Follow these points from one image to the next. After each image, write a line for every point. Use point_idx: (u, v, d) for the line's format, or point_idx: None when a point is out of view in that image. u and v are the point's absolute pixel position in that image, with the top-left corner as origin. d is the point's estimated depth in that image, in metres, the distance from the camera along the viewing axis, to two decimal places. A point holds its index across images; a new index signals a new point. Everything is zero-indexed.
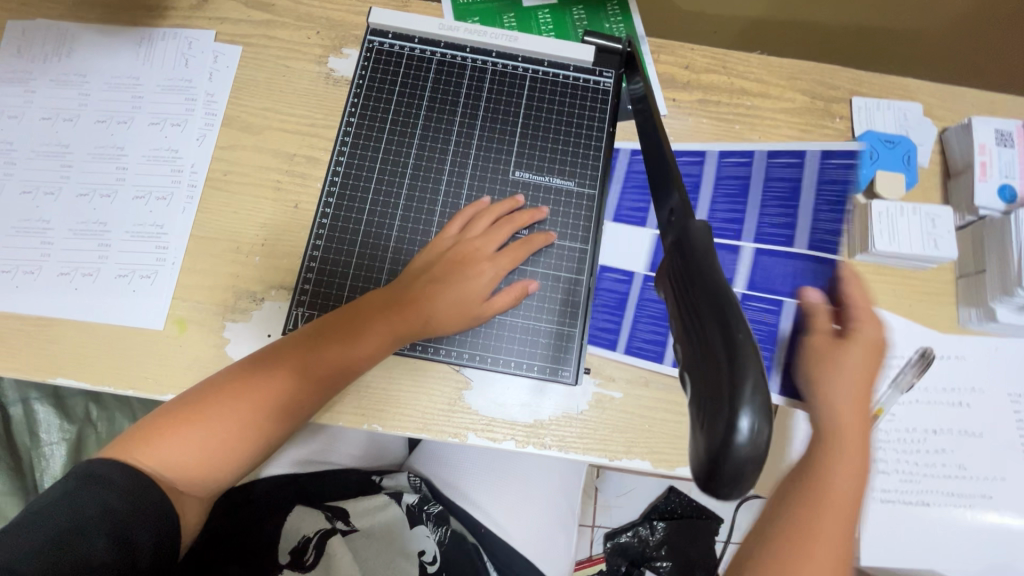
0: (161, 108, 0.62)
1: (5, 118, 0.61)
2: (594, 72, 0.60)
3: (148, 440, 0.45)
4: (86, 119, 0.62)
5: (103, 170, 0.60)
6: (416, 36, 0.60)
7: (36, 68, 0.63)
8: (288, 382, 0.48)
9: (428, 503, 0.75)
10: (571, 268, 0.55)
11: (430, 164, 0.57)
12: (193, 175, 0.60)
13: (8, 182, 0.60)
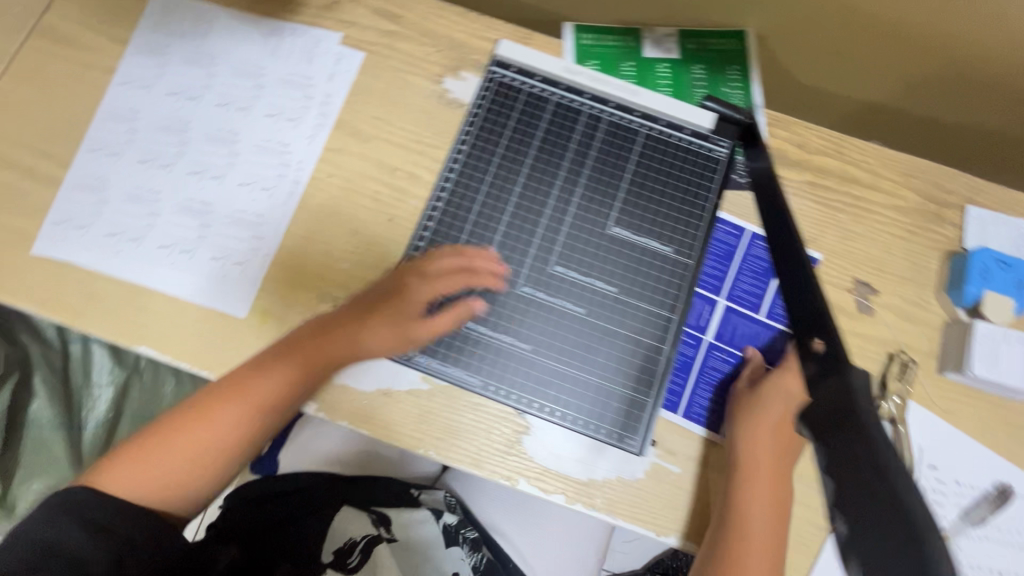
0: (280, 102, 0.64)
1: (137, 87, 0.64)
2: (709, 139, 0.59)
3: (114, 464, 0.49)
4: (209, 100, 0.64)
5: (217, 152, 0.62)
6: (539, 74, 0.60)
7: (172, 43, 0.65)
8: (254, 415, 0.52)
9: (465, 527, 0.75)
10: (655, 335, 0.54)
11: (531, 204, 0.57)
12: (299, 172, 0.62)
13: (129, 149, 0.62)
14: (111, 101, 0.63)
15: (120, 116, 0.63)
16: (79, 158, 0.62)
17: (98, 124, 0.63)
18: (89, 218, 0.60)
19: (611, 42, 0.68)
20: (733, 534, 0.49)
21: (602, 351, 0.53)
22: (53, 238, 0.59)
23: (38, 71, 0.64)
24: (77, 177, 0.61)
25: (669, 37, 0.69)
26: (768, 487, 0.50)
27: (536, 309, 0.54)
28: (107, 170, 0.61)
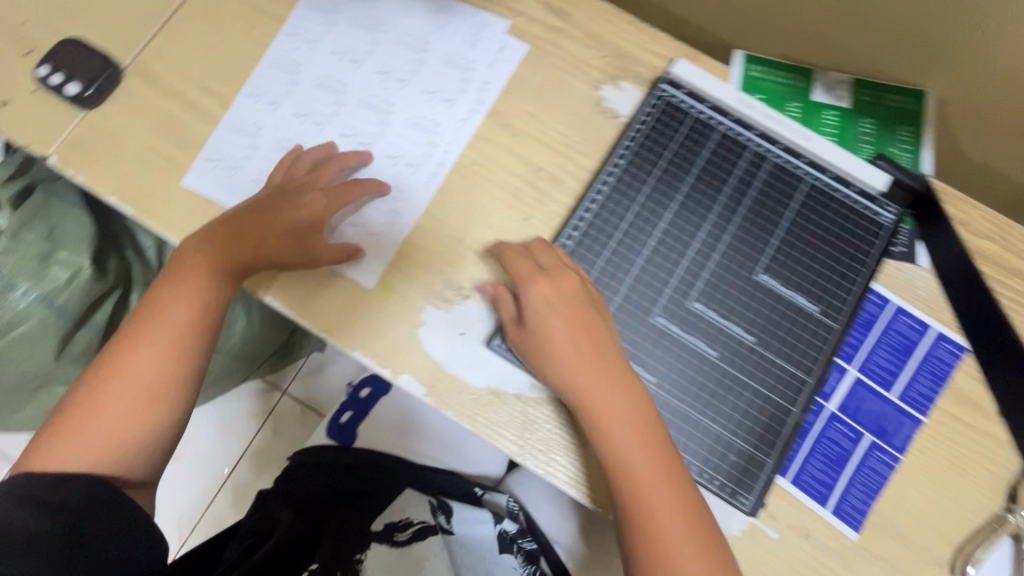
0: (437, 80, 0.64)
1: (304, 40, 0.65)
2: (877, 202, 0.56)
3: (57, 441, 0.52)
4: (370, 67, 0.64)
5: (368, 120, 0.63)
6: (710, 100, 0.58)
7: (344, 4, 0.66)
8: (157, 342, 0.55)
9: (524, 537, 0.71)
10: (786, 395, 0.51)
11: (680, 233, 0.55)
12: (444, 155, 0.61)
13: (286, 101, 0.63)
14: (276, 49, 0.64)
15: (283, 65, 0.64)
16: (238, 100, 0.63)
17: (261, 69, 0.64)
18: (240, 160, 0.62)
19: (781, 78, 0.65)
20: (643, 538, 0.46)
21: (729, 401, 0.51)
22: (202, 172, 0.61)
23: (213, 7, 0.65)
24: (233, 117, 0.62)
25: (841, 83, 0.66)
26: (659, 480, 0.47)
27: (668, 342, 0.52)
28: (263, 116, 0.63)
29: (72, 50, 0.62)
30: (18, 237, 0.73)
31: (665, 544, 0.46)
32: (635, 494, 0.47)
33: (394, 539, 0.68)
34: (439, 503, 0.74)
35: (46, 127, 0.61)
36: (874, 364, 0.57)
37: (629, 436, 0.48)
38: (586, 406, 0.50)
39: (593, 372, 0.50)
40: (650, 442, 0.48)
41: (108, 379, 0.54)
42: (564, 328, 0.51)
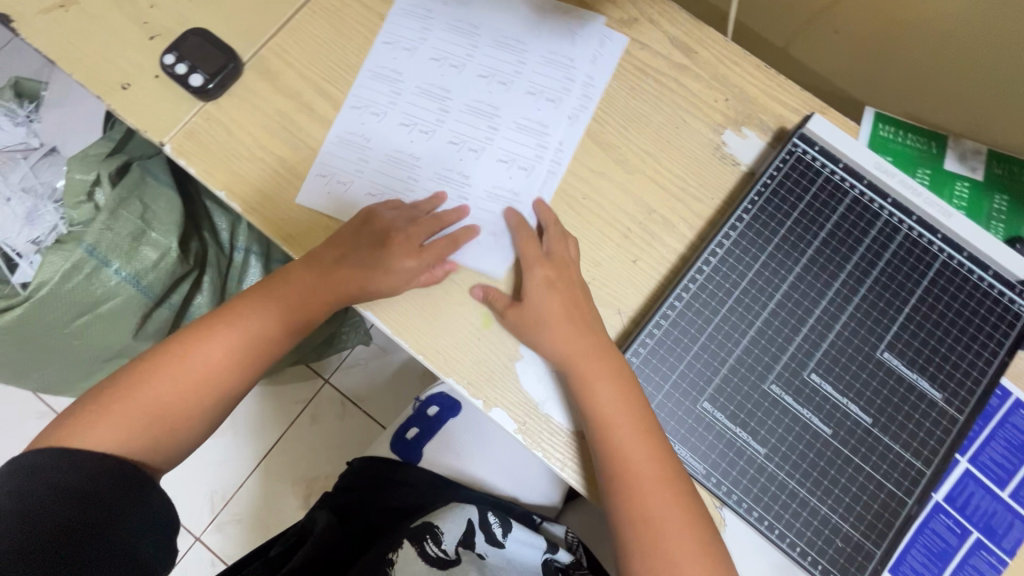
0: (540, 80, 0.62)
1: (401, 49, 0.63)
2: (1014, 289, 0.53)
3: (101, 419, 0.51)
4: (471, 70, 0.63)
5: (475, 125, 0.61)
6: (843, 160, 0.55)
7: (438, 7, 0.64)
8: (229, 349, 0.55)
9: (578, 569, 0.65)
10: (900, 484, 0.49)
11: (801, 299, 0.52)
12: (559, 154, 0.60)
13: (390, 111, 0.62)
14: (374, 59, 0.63)
15: (384, 76, 0.63)
16: (342, 113, 0.62)
17: (362, 79, 0.63)
18: (352, 175, 0.60)
19: (911, 142, 0.63)
20: (645, 540, 0.48)
21: (840, 483, 0.49)
22: (314, 189, 0.60)
23: (335, 9, 0.64)
24: (338, 132, 0.61)
25: (977, 153, 0.63)
26: (655, 481, 0.48)
27: (780, 412, 0.50)
28: (370, 129, 0.61)
29: (195, 38, 0.62)
30: (115, 215, 0.71)
31: (662, 539, 0.48)
32: (647, 496, 0.48)
33: (423, 549, 0.59)
34: (498, 514, 0.66)
35: (164, 114, 0.61)
36: (987, 460, 0.54)
37: (637, 431, 0.49)
38: (585, 392, 0.51)
39: (598, 358, 0.52)
40: (656, 447, 0.49)
41: (164, 372, 0.53)
42: (569, 312, 0.54)
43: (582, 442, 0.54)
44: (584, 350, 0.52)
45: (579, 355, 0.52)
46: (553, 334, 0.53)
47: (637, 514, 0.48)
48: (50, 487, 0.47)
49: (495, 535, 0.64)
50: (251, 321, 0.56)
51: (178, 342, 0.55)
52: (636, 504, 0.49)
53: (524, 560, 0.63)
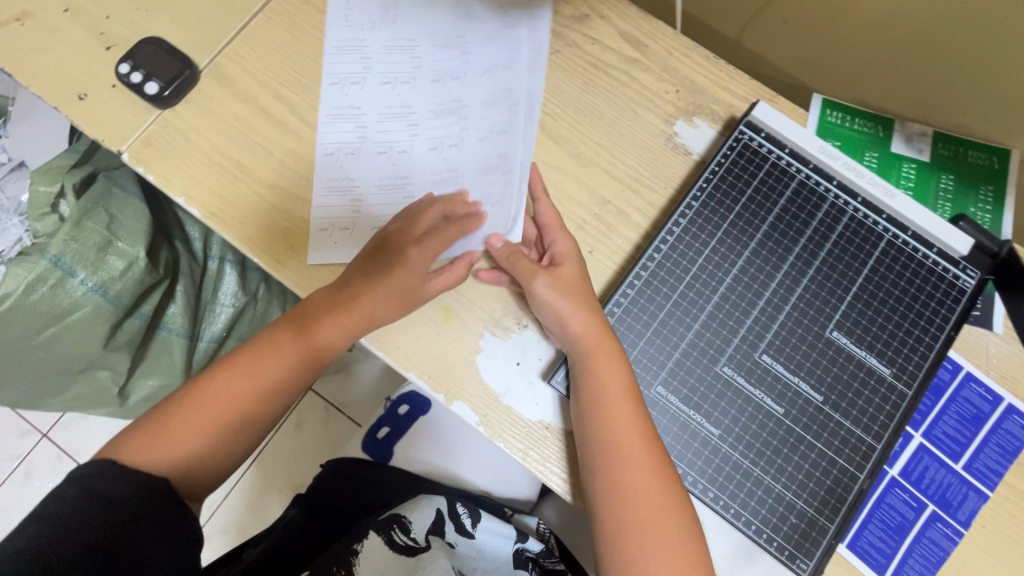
0: (490, 59, 0.62)
1: (350, 84, 0.63)
2: (958, 265, 0.54)
3: (139, 440, 0.52)
4: (423, 79, 0.62)
5: (447, 124, 0.61)
6: (789, 146, 0.57)
7: (367, 35, 0.64)
8: (250, 377, 0.55)
9: (548, 558, 0.66)
10: (851, 460, 0.50)
11: (752, 282, 0.53)
12: (528, 104, 0.62)
13: (363, 144, 0.61)
14: (327, 104, 0.62)
15: (343, 115, 0.62)
16: (318, 165, 0.61)
17: (324, 125, 0.62)
18: (351, 218, 0.60)
19: (859, 126, 0.64)
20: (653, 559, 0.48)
21: (793, 461, 0.50)
22: (326, 243, 0.59)
23: (290, 14, 0.65)
24: (321, 184, 0.60)
25: (921, 135, 0.65)
26: (648, 466, 0.49)
27: (733, 394, 0.51)
28: (349, 169, 0.61)
29: (151, 48, 0.62)
30: (80, 225, 0.71)
31: (646, 523, 0.49)
32: (631, 479, 0.49)
33: (393, 538, 0.61)
34: (467, 505, 0.68)
35: (120, 122, 0.61)
36: (941, 434, 0.55)
37: (631, 415, 0.50)
38: (592, 379, 0.50)
39: (607, 343, 0.51)
40: (648, 434, 0.50)
41: (193, 398, 0.54)
42: (581, 303, 0.53)
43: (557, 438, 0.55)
44: (597, 337, 0.51)
45: (593, 342, 0.51)
46: (563, 320, 0.52)
47: (620, 496, 0.49)
48: (90, 494, 0.48)
49: (465, 525, 0.67)
50: (276, 339, 0.56)
51: (221, 360, 0.56)
52: (624, 488, 0.49)
53: (495, 550, 0.65)
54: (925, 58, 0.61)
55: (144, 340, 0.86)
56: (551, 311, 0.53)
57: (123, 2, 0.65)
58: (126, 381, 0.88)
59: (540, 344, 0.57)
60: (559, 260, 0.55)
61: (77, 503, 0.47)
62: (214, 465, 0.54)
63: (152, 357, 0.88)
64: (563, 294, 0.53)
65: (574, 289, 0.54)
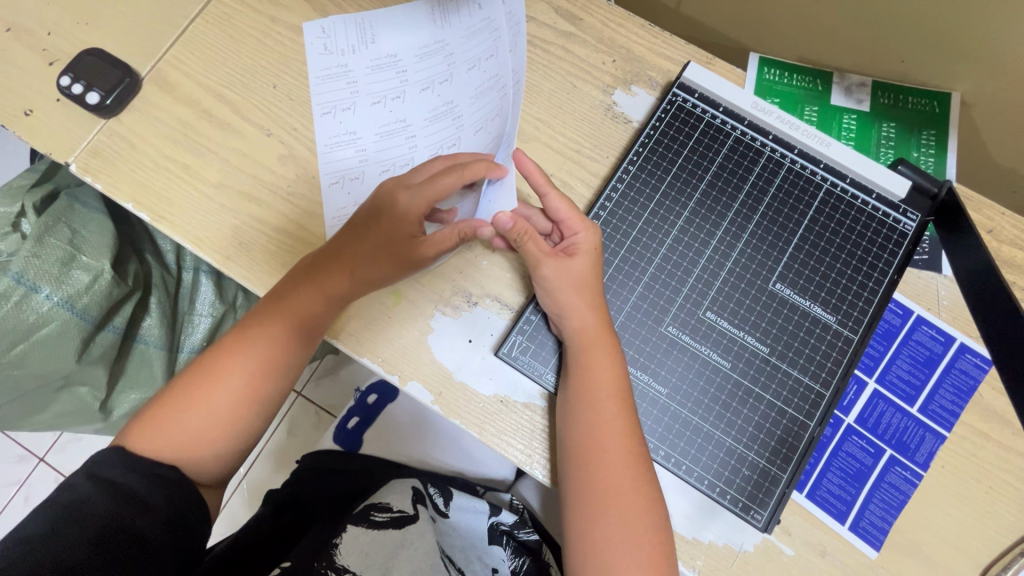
0: (473, 51, 0.57)
1: (342, 113, 0.59)
2: (898, 210, 0.56)
3: (149, 430, 0.52)
4: (413, 90, 0.57)
5: (442, 130, 0.57)
6: (722, 104, 0.59)
7: (349, 59, 0.58)
8: (257, 367, 0.54)
9: (522, 529, 0.68)
10: (800, 409, 0.52)
11: (691, 242, 0.56)
12: (517, 88, 0.57)
13: (366, 167, 0.58)
14: (322, 134, 0.59)
15: (341, 142, 0.59)
16: (326, 197, 0.59)
17: (323, 155, 0.59)
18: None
19: (796, 82, 0.66)
20: (640, 523, 0.47)
21: (743, 413, 0.52)
22: None
23: (228, 17, 0.66)
24: (332, 213, 0.59)
25: (860, 85, 0.67)
26: (624, 461, 0.49)
27: (679, 351, 0.53)
28: (358, 195, 0.59)
29: (90, 59, 0.62)
30: (42, 241, 0.69)
31: (609, 515, 0.48)
32: (604, 473, 0.48)
33: (372, 519, 0.59)
34: (438, 486, 0.70)
35: (66, 134, 0.62)
36: (897, 378, 0.55)
37: (617, 410, 0.49)
38: (583, 374, 0.50)
39: (601, 338, 0.51)
40: (632, 431, 0.50)
41: (200, 388, 0.53)
42: (583, 294, 0.51)
43: (518, 411, 0.55)
44: (593, 335, 0.51)
45: (589, 338, 0.51)
46: (567, 311, 0.51)
47: (588, 487, 0.49)
48: (101, 485, 0.47)
49: (438, 506, 0.68)
50: (269, 323, 0.54)
51: (220, 344, 0.55)
52: (595, 482, 0.49)
53: (470, 527, 0.67)
54: (858, 9, 0.61)
55: (122, 352, 0.83)
56: (554, 299, 0.51)
57: (62, 15, 0.65)
58: (108, 396, 0.85)
59: (490, 320, 0.57)
60: (574, 252, 0.52)
61: (92, 494, 0.47)
62: (213, 461, 0.53)
63: (131, 370, 0.85)
64: (565, 286, 0.51)
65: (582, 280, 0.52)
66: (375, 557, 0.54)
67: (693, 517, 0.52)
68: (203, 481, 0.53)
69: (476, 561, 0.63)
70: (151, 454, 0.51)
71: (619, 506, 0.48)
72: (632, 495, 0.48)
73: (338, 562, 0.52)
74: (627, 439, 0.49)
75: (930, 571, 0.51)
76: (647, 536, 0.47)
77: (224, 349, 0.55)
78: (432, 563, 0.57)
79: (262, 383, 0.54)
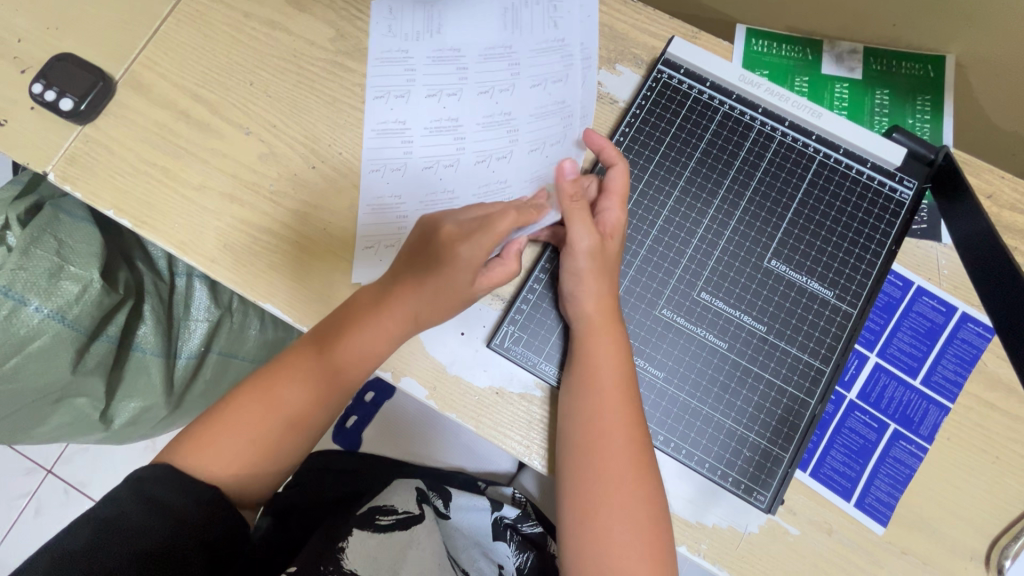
0: (541, 66, 0.58)
1: (393, 97, 0.60)
2: (895, 178, 0.54)
3: (193, 452, 0.50)
4: (469, 91, 0.59)
5: (497, 137, 0.58)
6: (709, 79, 0.57)
7: (411, 46, 0.60)
8: (302, 389, 0.52)
9: (526, 522, 0.68)
10: (800, 387, 0.51)
11: (683, 222, 0.54)
12: (582, 123, 0.58)
13: (409, 160, 0.59)
14: (371, 119, 0.60)
15: (389, 130, 0.60)
16: (365, 182, 0.59)
17: (370, 141, 0.60)
18: (397, 235, 0.58)
19: (786, 52, 0.66)
20: (640, 510, 0.47)
21: (742, 394, 0.51)
22: (371, 262, 0.58)
23: (200, 14, 0.64)
24: (369, 202, 0.59)
25: (852, 53, 0.66)
26: (618, 451, 0.48)
27: (675, 335, 0.52)
28: (399, 186, 0.59)
29: (62, 64, 0.61)
30: (28, 254, 0.67)
31: (607, 505, 0.47)
32: (597, 463, 0.48)
33: (377, 523, 0.58)
34: (437, 488, 0.70)
35: (44, 144, 0.60)
36: (899, 352, 0.54)
37: (622, 399, 0.48)
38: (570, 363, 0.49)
39: (612, 326, 0.50)
40: (623, 420, 0.48)
41: (247, 409, 0.52)
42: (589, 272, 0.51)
43: (513, 404, 0.54)
44: (583, 318, 0.50)
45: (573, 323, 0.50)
46: (579, 291, 0.50)
47: (583, 478, 0.48)
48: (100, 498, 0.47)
49: (438, 507, 0.68)
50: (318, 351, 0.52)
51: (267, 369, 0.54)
52: (592, 474, 0.48)
53: (472, 527, 0.68)
54: None
55: (118, 363, 0.80)
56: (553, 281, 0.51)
57: (32, 22, 0.63)
58: (108, 405, 0.82)
59: (482, 312, 0.56)
60: (611, 232, 0.51)
61: (108, 505, 0.46)
62: (245, 478, 0.51)
63: (129, 379, 0.82)
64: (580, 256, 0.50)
65: (605, 263, 0.51)
66: (383, 559, 0.54)
67: (694, 500, 0.51)
68: (244, 499, 0.52)
69: (482, 556, 0.65)
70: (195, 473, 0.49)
71: (618, 492, 0.47)
72: (631, 482, 0.47)
73: (346, 567, 0.51)
74: (624, 425, 0.48)
75: (940, 545, 0.50)
76: (649, 520, 0.47)
77: (275, 371, 0.53)
78: (440, 561, 0.58)
79: (311, 404, 0.53)
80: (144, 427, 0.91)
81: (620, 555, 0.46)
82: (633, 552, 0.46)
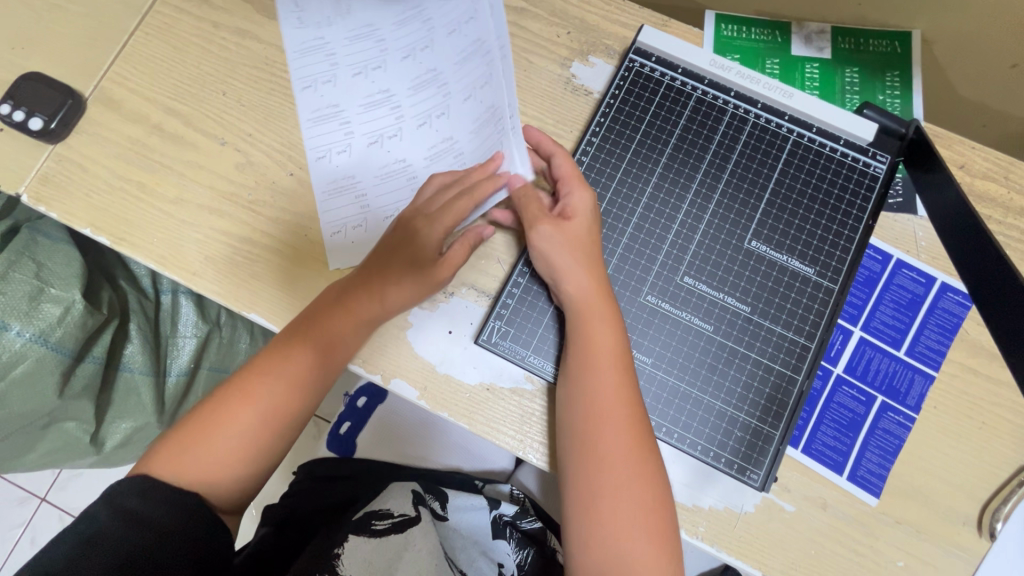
0: (450, 14, 0.57)
1: (323, 84, 0.58)
2: (868, 153, 0.55)
3: (175, 459, 0.50)
4: (394, 58, 0.57)
5: (431, 94, 0.57)
6: (681, 66, 0.58)
7: (326, 33, 0.58)
8: (280, 387, 0.53)
9: (524, 518, 0.69)
10: (787, 364, 0.52)
11: (663, 208, 0.55)
12: (504, 52, 0.57)
13: (352, 139, 0.58)
14: (305, 109, 0.58)
15: (325, 116, 0.58)
16: (314, 171, 0.58)
17: (308, 132, 0.58)
18: (361, 215, 0.58)
19: (756, 36, 0.67)
20: (636, 495, 0.47)
21: (730, 374, 0.52)
22: (341, 248, 0.58)
23: (169, 27, 0.63)
24: (323, 188, 0.58)
25: (820, 33, 0.67)
26: (611, 438, 0.48)
27: (661, 320, 0.53)
28: (348, 168, 0.58)
29: (30, 84, 0.60)
30: (8, 278, 0.67)
31: (604, 491, 0.47)
32: (592, 451, 0.48)
33: (372, 528, 0.58)
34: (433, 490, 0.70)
35: (15, 165, 0.59)
36: (882, 325, 0.54)
37: (615, 385, 0.49)
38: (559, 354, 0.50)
39: (607, 312, 0.50)
40: (616, 407, 0.48)
41: (227, 413, 0.51)
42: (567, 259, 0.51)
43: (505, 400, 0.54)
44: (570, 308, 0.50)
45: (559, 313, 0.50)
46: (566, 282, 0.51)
47: (579, 468, 0.48)
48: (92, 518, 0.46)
49: (436, 509, 0.69)
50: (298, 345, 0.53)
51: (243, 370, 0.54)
52: (589, 462, 0.48)
53: (470, 526, 0.68)
54: None
55: (106, 384, 0.79)
56: None
57: None
58: (98, 428, 0.81)
59: (468, 309, 0.56)
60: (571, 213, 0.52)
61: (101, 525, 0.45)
62: (234, 486, 0.51)
63: (119, 400, 0.81)
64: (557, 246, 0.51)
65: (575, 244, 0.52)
66: (377, 561, 0.55)
67: (690, 483, 0.51)
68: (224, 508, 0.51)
69: (480, 556, 0.65)
70: (178, 480, 0.49)
71: (613, 478, 0.47)
72: (626, 468, 0.47)
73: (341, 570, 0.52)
74: (617, 414, 0.48)
75: (934, 512, 0.51)
76: (646, 506, 0.47)
77: (254, 370, 0.53)
78: (436, 562, 0.57)
79: (291, 399, 0.53)
80: (136, 448, 0.90)
81: (620, 541, 0.46)
82: (632, 537, 0.46)
